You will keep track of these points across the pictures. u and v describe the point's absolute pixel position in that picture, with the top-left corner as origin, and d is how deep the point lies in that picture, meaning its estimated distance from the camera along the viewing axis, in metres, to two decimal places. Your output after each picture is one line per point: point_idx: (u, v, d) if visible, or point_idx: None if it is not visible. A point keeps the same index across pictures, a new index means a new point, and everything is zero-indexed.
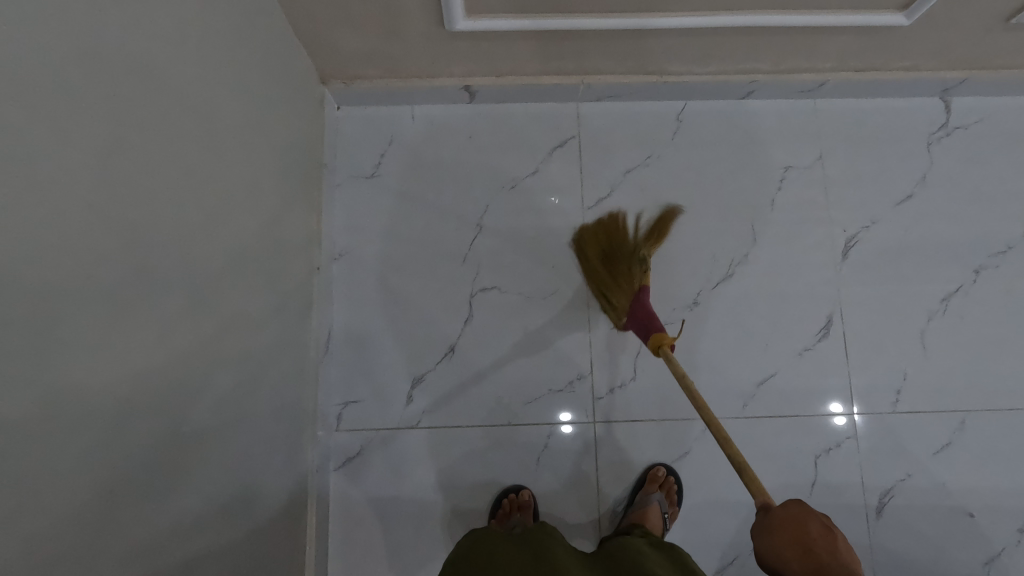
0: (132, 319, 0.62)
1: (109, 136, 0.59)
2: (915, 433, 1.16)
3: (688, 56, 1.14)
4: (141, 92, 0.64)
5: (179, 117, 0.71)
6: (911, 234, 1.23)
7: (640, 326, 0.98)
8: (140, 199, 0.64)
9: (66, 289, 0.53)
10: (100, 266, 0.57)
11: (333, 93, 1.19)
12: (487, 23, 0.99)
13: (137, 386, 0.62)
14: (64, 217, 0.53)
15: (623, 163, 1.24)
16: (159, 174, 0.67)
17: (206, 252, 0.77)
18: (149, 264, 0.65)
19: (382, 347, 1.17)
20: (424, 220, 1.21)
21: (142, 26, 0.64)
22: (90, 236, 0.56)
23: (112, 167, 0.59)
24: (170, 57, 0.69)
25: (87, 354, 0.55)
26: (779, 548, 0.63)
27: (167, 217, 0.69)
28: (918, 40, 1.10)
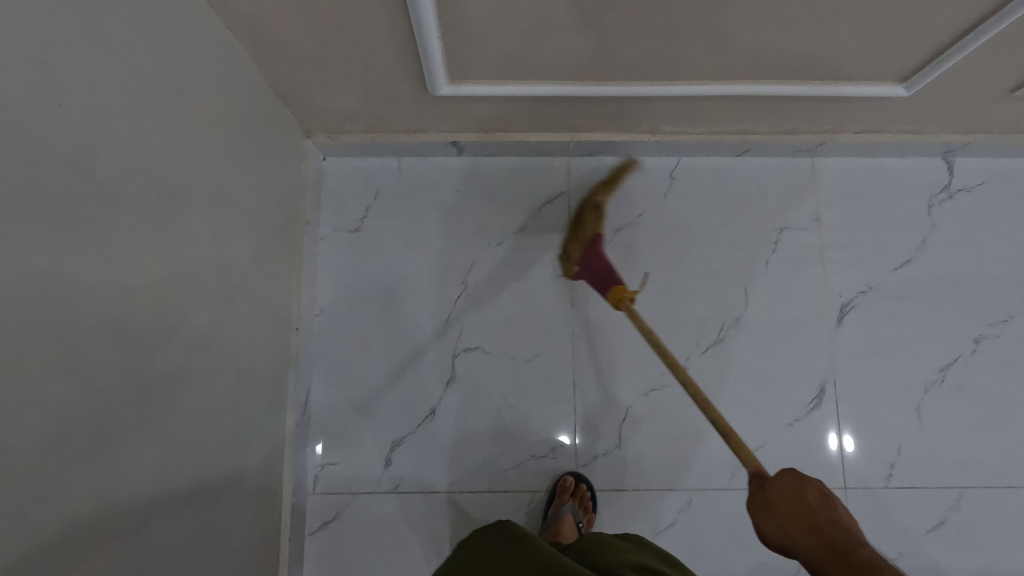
0: (99, 360, 0.61)
1: (61, 250, 0.56)
2: (908, 510, 1.12)
3: (682, 117, 1.11)
4: (99, 191, 0.61)
5: (144, 206, 0.69)
6: (909, 300, 1.19)
7: (595, 277, 1.00)
8: (101, 301, 0.61)
9: (34, 316, 0.53)
10: (64, 323, 0.57)
11: (318, 145, 1.17)
12: (470, 88, 0.96)
13: (107, 392, 0.62)
14: (10, 347, 0.50)
15: (613, 220, 1.21)
16: (123, 270, 0.65)
17: (175, 338, 0.74)
18: (113, 363, 0.63)
19: (361, 407, 1.15)
20: (408, 275, 1.19)
21: (97, 122, 0.61)
22: (51, 310, 0.55)
23: (65, 284, 0.57)
24: (133, 147, 0.67)
25: (55, 370, 0.55)
26: (784, 523, 0.65)
27: (134, 313, 0.66)
28: (920, 106, 1.07)
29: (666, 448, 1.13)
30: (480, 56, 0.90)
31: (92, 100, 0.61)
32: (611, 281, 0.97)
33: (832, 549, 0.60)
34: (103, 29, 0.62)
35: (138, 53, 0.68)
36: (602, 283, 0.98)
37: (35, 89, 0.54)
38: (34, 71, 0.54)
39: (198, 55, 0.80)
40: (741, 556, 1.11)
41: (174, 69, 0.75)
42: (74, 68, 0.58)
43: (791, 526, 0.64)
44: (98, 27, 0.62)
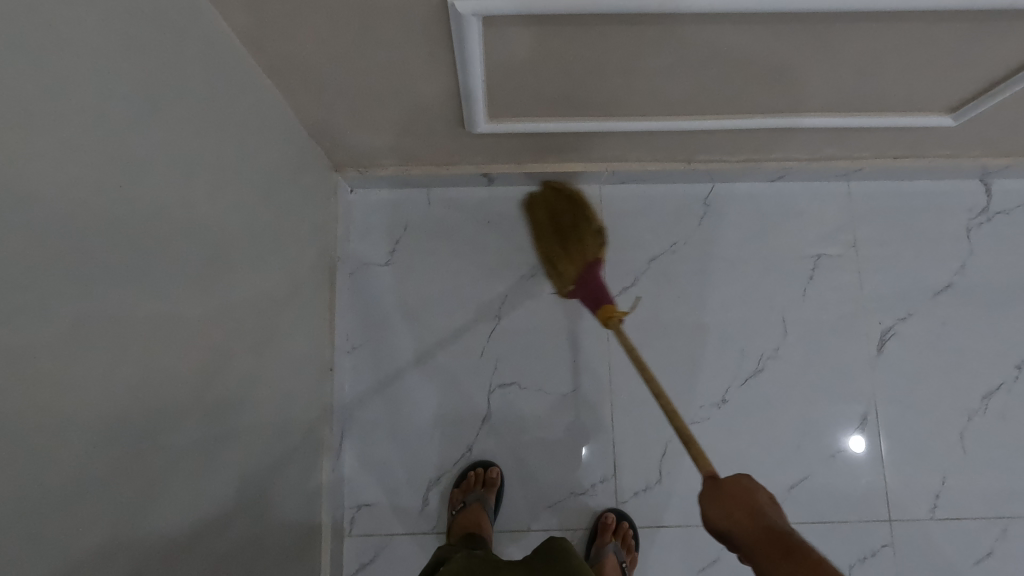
0: (153, 423, 0.61)
1: (106, 334, 0.54)
2: (954, 542, 1.10)
3: (719, 147, 1.09)
4: (147, 267, 0.59)
5: (190, 272, 0.66)
6: (949, 326, 1.17)
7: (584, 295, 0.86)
8: (145, 380, 0.59)
9: (94, 389, 0.53)
10: (122, 394, 0.56)
11: (347, 179, 1.14)
12: (510, 126, 0.94)
13: (162, 448, 0.62)
14: (58, 445, 0.49)
15: (648, 250, 1.19)
16: (166, 345, 0.62)
17: (212, 404, 0.72)
18: (154, 443, 0.61)
19: (396, 447, 1.12)
20: (441, 310, 1.16)
21: (145, 194, 0.59)
22: (108, 388, 0.54)
23: (108, 373, 0.54)
24: (178, 214, 0.64)
25: (115, 435, 0.55)
26: (734, 516, 0.61)
27: (173, 388, 0.64)
28: (963, 133, 1.05)
29: None
30: (521, 98, 0.87)
31: (138, 171, 0.58)
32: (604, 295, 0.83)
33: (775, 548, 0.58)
34: (149, 97, 0.60)
35: (183, 114, 0.66)
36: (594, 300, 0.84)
37: (86, 172, 0.51)
38: (85, 152, 0.51)
39: (238, 104, 0.78)
40: None
41: (216, 125, 0.72)
42: (124, 142, 0.56)
43: (742, 520, 0.61)
44: (145, 94, 0.59)
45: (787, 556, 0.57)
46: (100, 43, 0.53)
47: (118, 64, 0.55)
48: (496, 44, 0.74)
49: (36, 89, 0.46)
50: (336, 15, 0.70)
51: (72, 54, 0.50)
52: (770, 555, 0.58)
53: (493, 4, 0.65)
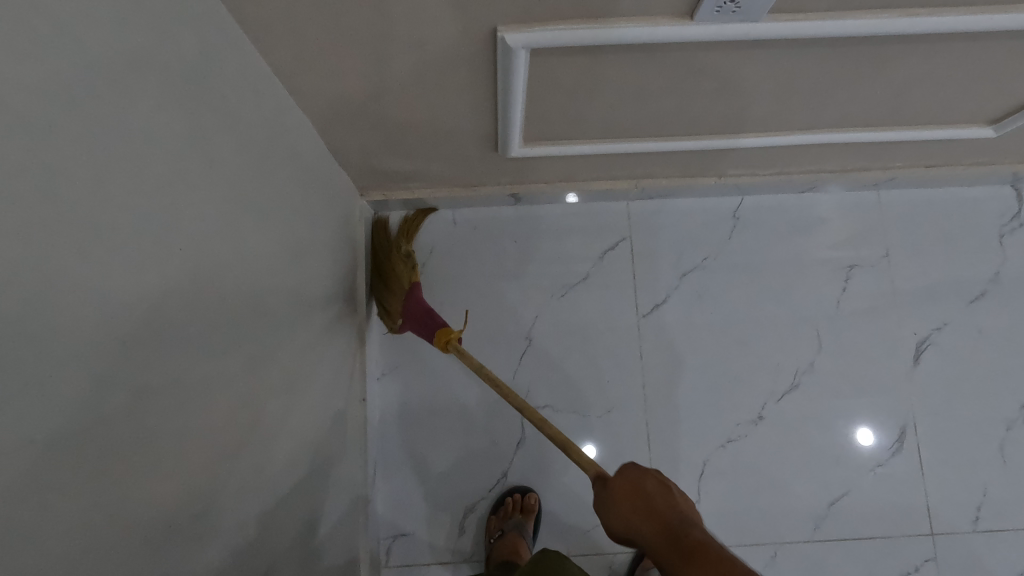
0: (199, 473, 0.60)
1: (147, 403, 0.51)
2: (998, 553, 1.09)
3: (751, 162, 1.07)
4: (183, 325, 0.57)
5: (223, 323, 0.64)
6: (986, 334, 1.16)
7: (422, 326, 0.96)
8: (183, 442, 0.57)
9: (147, 450, 0.52)
10: (171, 450, 0.55)
11: (372, 203, 1.12)
12: (544, 150, 0.92)
13: (206, 499, 0.61)
14: (116, 512, 0.48)
15: (679, 265, 1.17)
16: (207, 397, 0.61)
17: (245, 456, 0.70)
18: (198, 497, 0.60)
19: (430, 474, 1.10)
20: (470, 333, 1.14)
21: (183, 248, 0.57)
22: (158, 447, 0.53)
23: (150, 441, 0.52)
24: (213, 264, 0.62)
25: (167, 491, 0.55)
26: (630, 517, 0.61)
27: (209, 446, 0.62)
28: (999, 142, 1.03)
29: (746, 502, 1.10)
30: (557, 124, 0.85)
31: (179, 225, 0.56)
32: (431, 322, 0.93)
33: (667, 534, 0.57)
34: (187, 146, 0.58)
35: (222, 160, 0.64)
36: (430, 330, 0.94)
37: (126, 236, 0.49)
38: (128, 215, 0.49)
39: (272, 139, 0.75)
40: None
41: (251, 165, 0.70)
42: (162, 197, 0.54)
43: (635, 517, 0.61)
44: (184, 145, 0.57)
45: (681, 550, 0.55)
46: (142, 98, 0.51)
47: (159, 119, 0.53)
48: (537, 73, 0.72)
49: (83, 155, 0.44)
50: (377, 50, 0.68)
51: (114, 113, 0.47)
52: (665, 546, 0.56)
53: (540, 37, 0.62)
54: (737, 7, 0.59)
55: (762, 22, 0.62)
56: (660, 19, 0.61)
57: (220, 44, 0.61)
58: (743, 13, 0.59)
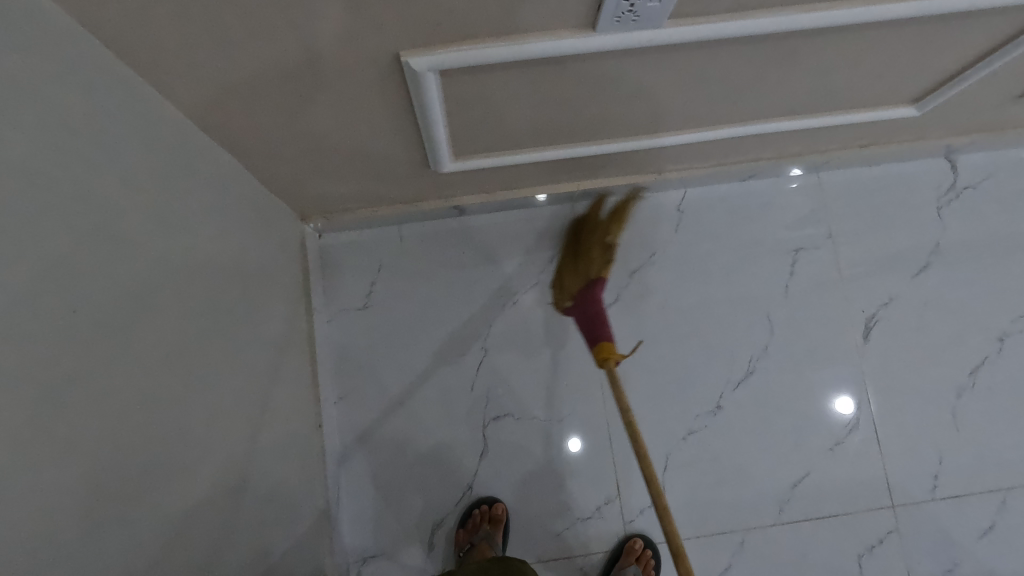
0: (137, 516, 0.60)
1: (61, 457, 0.51)
2: (956, 518, 1.12)
3: (688, 156, 1.08)
4: (107, 370, 0.56)
5: (141, 375, 0.62)
6: (931, 305, 1.18)
7: (590, 324, 0.96)
8: (115, 488, 0.57)
9: (67, 498, 0.51)
10: (101, 493, 0.55)
11: (314, 226, 1.11)
12: (476, 162, 0.92)
13: (148, 540, 0.61)
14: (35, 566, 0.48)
15: (628, 263, 1.18)
16: (140, 438, 0.61)
17: (180, 510, 0.67)
18: (139, 539, 0.60)
19: (395, 493, 1.10)
20: (425, 348, 1.14)
21: (78, 308, 0.53)
22: (84, 494, 0.53)
23: (71, 494, 0.52)
24: (132, 313, 0.61)
25: (100, 536, 0.55)
26: None
27: (135, 504, 0.59)
28: (925, 120, 1.05)
29: (710, 491, 1.12)
30: (484, 138, 0.85)
31: (91, 271, 0.55)
32: (601, 334, 0.93)
33: None
34: (94, 195, 0.57)
35: (135, 202, 0.63)
36: (591, 336, 0.94)
37: (26, 295, 0.48)
38: (31, 268, 0.49)
39: (190, 176, 0.74)
40: None
41: (170, 208, 0.69)
42: (67, 250, 0.53)
43: None
44: (84, 198, 0.56)
45: None
46: (31, 151, 0.49)
47: (54, 173, 0.52)
48: (452, 92, 0.72)
49: None
50: (286, 83, 0.67)
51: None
52: None
53: (443, 59, 0.62)
54: (636, 16, 0.59)
55: (665, 28, 0.62)
56: (562, 32, 0.61)
57: (116, 88, 0.60)
58: (642, 21, 0.60)
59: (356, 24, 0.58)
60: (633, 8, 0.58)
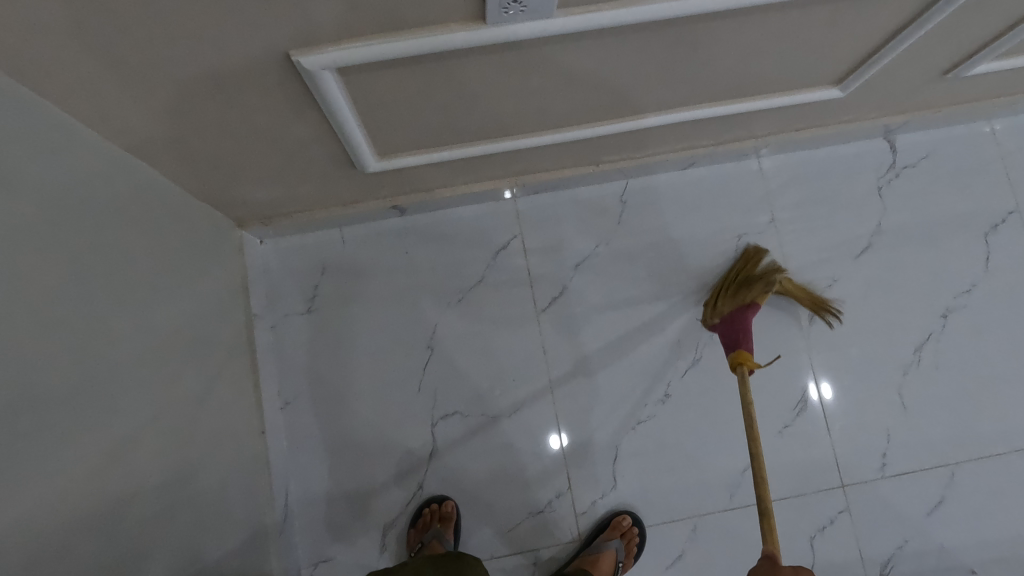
0: (29, 519, 0.59)
1: None
2: (905, 495, 1.13)
3: (623, 147, 1.08)
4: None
5: (28, 386, 0.60)
6: (875, 285, 1.19)
7: (731, 335, 1.03)
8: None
9: None
10: None
11: (251, 232, 1.10)
12: (401, 161, 0.92)
13: (43, 543, 0.61)
14: None
15: (572, 256, 1.18)
16: (30, 442, 0.60)
17: (82, 523, 0.66)
18: (31, 541, 0.59)
19: (344, 497, 1.09)
20: (371, 349, 1.14)
21: None
22: None
23: None
24: (16, 315, 0.60)
25: None
26: None
27: (26, 506, 0.59)
28: (855, 101, 1.06)
29: (660, 479, 1.12)
30: (404, 135, 0.85)
31: None
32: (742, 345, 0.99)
33: None
34: None
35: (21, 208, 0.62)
36: (731, 343, 1.02)
37: None
38: None
39: (91, 183, 0.73)
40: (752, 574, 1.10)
41: (62, 213, 0.68)
42: None
43: None
44: None
45: None
46: None
47: None
48: (358, 91, 0.71)
49: None
50: (181, 89, 0.66)
51: None
52: None
53: (334, 57, 0.61)
54: (523, 7, 0.59)
55: (558, 18, 0.62)
56: (453, 26, 0.61)
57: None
58: (530, 11, 0.59)
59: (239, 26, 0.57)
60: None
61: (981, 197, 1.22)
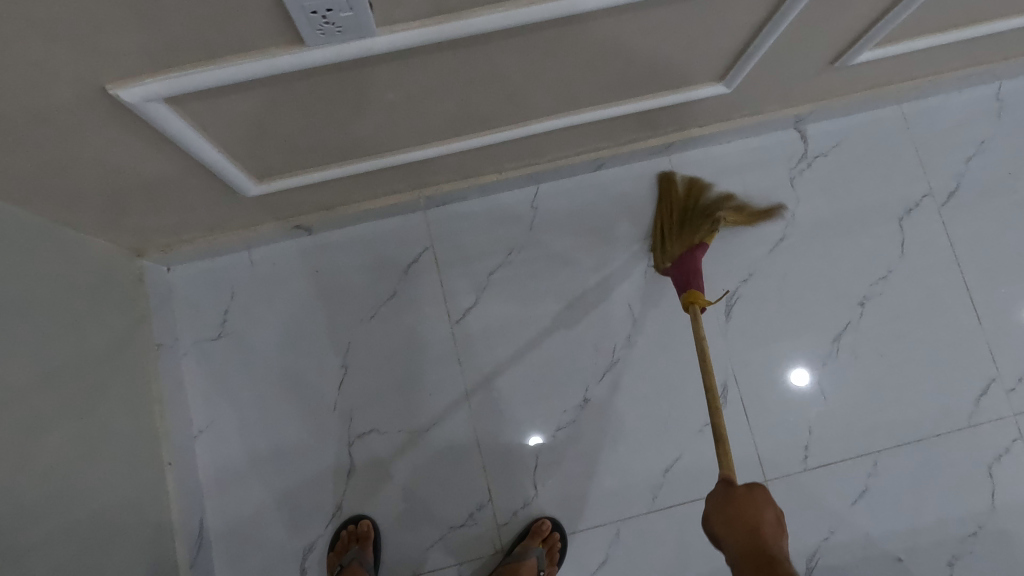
0: None
1: None
2: (829, 487, 1.12)
3: (521, 153, 1.08)
4: None
5: None
6: (791, 276, 1.19)
7: (682, 278, 1.04)
8: None
9: None
10: None
11: (154, 261, 1.09)
12: (283, 183, 0.91)
13: None
14: None
15: (484, 265, 1.17)
16: None
17: None
18: None
19: (264, 522, 1.08)
20: (285, 371, 1.13)
21: None
22: None
23: None
24: None
25: None
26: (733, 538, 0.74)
27: None
28: (750, 95, 1.05)
29: (582, 485, 1.11)
30: (278, 155, 0.84)
31: None
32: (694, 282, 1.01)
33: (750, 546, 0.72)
34: None
35: None
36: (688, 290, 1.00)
37: None
38: None
39: None
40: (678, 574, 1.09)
41: None
42: None
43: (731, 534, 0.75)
44: None
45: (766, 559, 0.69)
46: None
47: None
48: (203, 115, 0.70)
49: None
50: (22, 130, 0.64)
51: None
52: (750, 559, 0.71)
53: (155, 88, 0.60)
54: (339, 28, 0.58)
55: (380, 36, 0.61)
56: (274, 50, 0.60)
57: None
58: (348, 32, 0.59)
59: (53, 61, 0.56)
60: (331, 20, 0.57)
61: (892, 182, 1.22)
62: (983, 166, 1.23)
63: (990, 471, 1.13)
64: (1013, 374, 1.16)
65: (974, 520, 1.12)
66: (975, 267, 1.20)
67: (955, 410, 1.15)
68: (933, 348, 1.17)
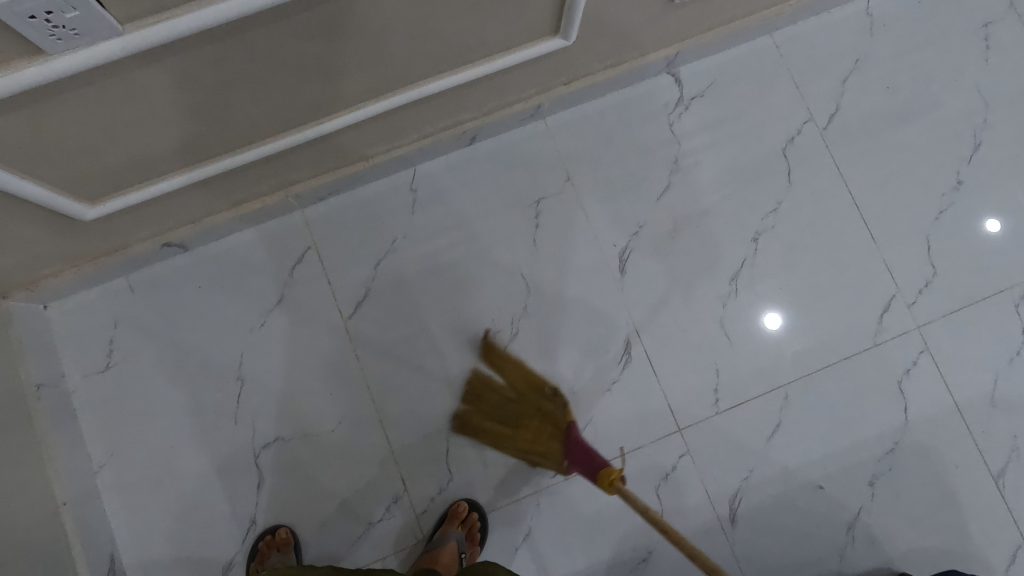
0: None
1: None
2: (743, 426, 1.12)
3: (379, 137, 1.05)
4: None
5: None
6: (681, 222, 1.17)
7: (584, 464, 0.97)
8: None
9: None
10: None
11: (24, 300, 1.06)
12: (119, 202, 0.89)
13: None
14: None
15: (370, 256, 1.15)
16: None
17: None
18: None
19: (178, 547, 1.06)
20: (179, 393, 1.10)
21: None
22: None
23: None
24: None
25: None
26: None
27: None
28: (601, 44, 1.03)
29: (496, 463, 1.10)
30: (98, 171, 0.81)
31: None
32: (594, 457, 0.96)
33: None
34: None
35: None
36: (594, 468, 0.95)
37: None
38: None
39: None
40: (603, 535, 1.09)
41: None
42: None
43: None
44: None
45: None
46: None
47: None
48: None
49: None
50: None
51: None
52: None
53: None
54: (72, 30, 0.55)
55: (129, 33, 0.59)
56: (18, 63, 0.58)
57: None
58: (85, 33, 0.56)
59: None
60: (57, 23, 0.54)
61: (771, 113, 1.21)
62: (860, 84, 1.22)
63: (900, 387, 1.13)
64: (913, 288, 1.16)
65: (890, 438, 1.12)
66: (863, 187, 1.19)
67: (859, 332, 1.15)
68: (830, 274, 1.17)
